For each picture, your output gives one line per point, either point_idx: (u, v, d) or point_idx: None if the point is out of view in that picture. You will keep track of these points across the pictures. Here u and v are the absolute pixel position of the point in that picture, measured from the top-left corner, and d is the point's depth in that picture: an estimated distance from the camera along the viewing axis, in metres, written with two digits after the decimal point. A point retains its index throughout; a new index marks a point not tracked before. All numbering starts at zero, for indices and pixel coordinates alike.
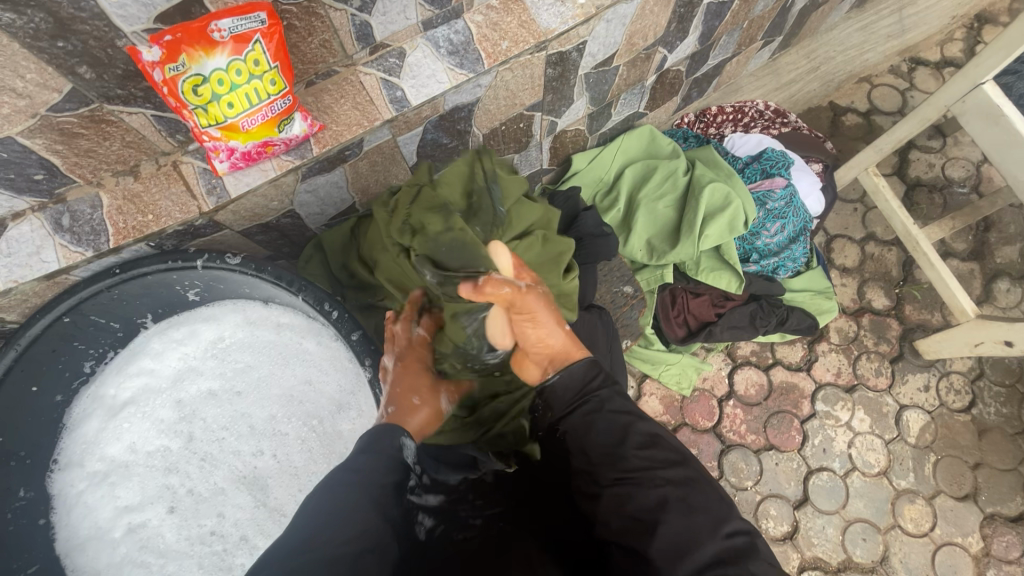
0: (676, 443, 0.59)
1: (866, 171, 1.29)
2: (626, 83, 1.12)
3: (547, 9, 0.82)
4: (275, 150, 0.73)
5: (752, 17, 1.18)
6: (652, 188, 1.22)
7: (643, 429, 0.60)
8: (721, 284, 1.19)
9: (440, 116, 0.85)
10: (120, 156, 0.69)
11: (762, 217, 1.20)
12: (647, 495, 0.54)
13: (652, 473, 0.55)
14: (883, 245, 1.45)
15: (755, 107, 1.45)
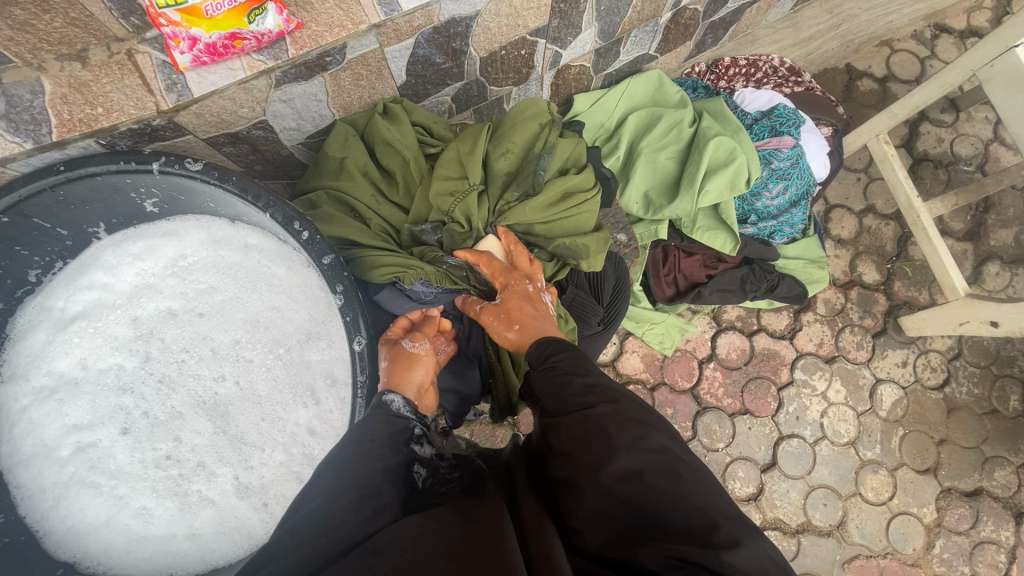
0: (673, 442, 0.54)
1: (876, 138, 1.24)
2: (640, 17, 1.04)
3: None
4: (243, 47, 0.65)
5: None
6: (655, 137, 1.16)
7: (619, 423, 0.54)
8: (716, 244, 1.15)
9: (433, 29, 0.77)
10: (64, 36, 0.61)
11: (765, 177, 1.15)
12: (635, 469, 0.50)
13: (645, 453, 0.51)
14: (881, 218, 1.42)
15: (770, 62, 1.37)
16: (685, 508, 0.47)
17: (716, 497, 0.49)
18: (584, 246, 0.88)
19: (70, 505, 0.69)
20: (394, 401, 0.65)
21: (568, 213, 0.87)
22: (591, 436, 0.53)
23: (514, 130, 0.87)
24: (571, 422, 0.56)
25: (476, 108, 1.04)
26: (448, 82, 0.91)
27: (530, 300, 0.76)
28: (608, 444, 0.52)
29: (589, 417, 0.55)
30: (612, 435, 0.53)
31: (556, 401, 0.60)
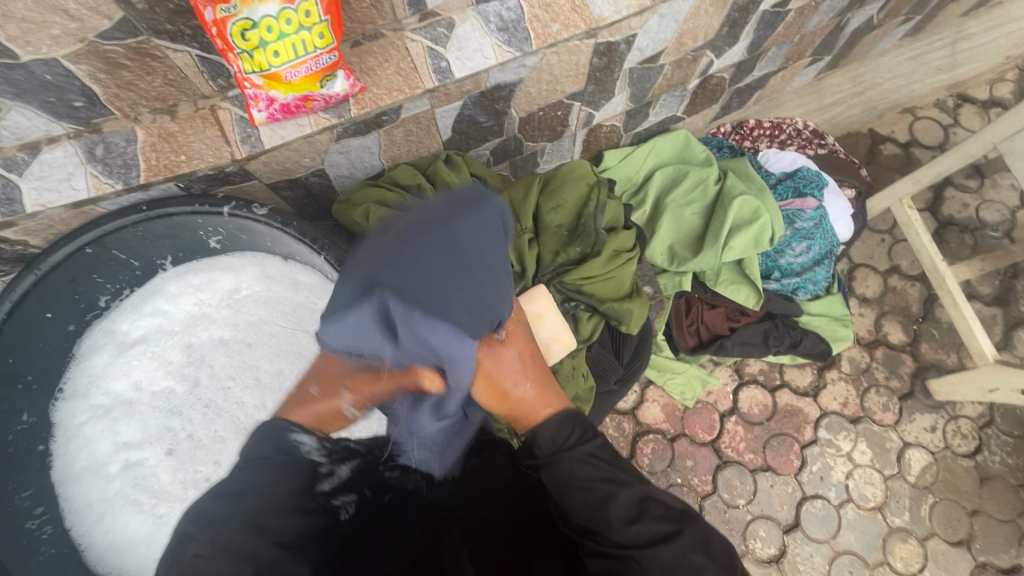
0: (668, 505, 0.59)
1: (900, 202, 1.26)
2: (669, 84, 1.11)
3: None
4: (316, 105, 0.72)
5: (804, 31, 1.17)
6: (681, 193, 1.21)
7: (627, 499, 0.59)
8: (739, 298, 1.18)
9: (480, 93, 0.84)
10: (159, 93, 0.69)
11: (789, 236, 1.19)
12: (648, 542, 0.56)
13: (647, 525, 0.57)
14: (907, 279, 1.42)
15: (793, 125, 1.42)
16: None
17: (718, 549, 0.56)
18: (626, 311, 0.88)
19: (113, 520, 0.74)
20: (304, 444, 0.61)
21: (618, 275, 0.88)
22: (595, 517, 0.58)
23: (567, 188, 0.89)
24: (578, 501, 0.60)
25: (511, 161, 1.10)
26: (488, 138, 0.98)
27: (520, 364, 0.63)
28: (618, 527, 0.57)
29: (595, 495, 0.59)
30: (618, 515, 0.58)
31: (556, 473, 0.61)
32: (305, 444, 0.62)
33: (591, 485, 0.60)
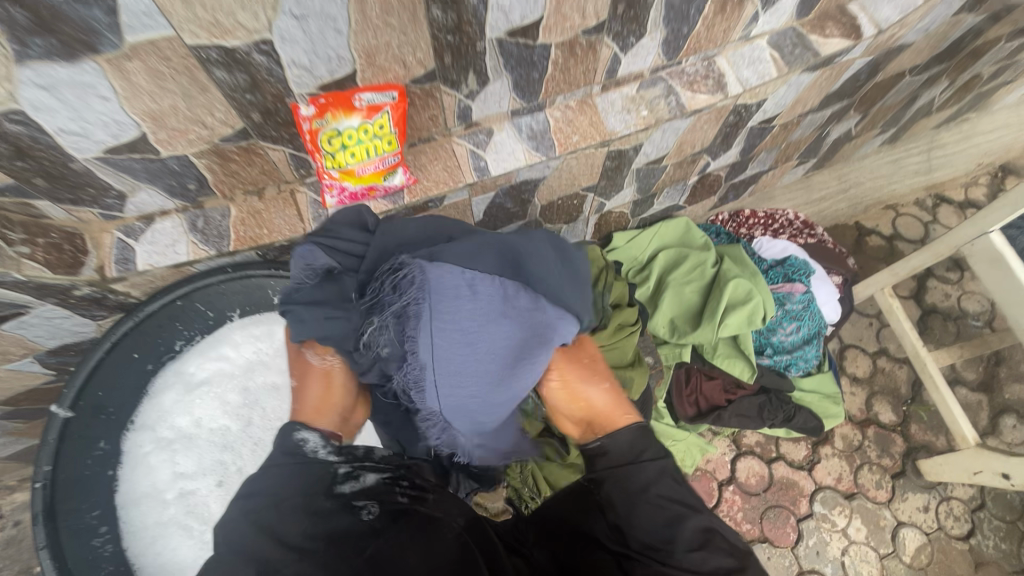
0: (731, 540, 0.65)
1: (881, 291, 1.41)
2: (672, 179, 1.28)
3: (615, 115, 0.99)
4: (380, 190, 0.90)
5: (790, 140, 1.35)
6: (681, 274, 1.35)
7: (694, 527, 0.66)
8: (734, 371, 1.28)
9: (510, 186, 1.01)
10: (254, 180, 0.85)
11: (780, 316, 1.31)
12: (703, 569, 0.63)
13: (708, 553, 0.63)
14: (895, 361, 1.52)
15: (786, 216, 1.57)
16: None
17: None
18: (628, 378, 0.95)
19: (165, 544, 0.84)
20: (308, 441, 0.73)
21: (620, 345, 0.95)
22: (668, 537, 0.65)
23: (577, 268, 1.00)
24: (645, 516, 0.66)
25: None
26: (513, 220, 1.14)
27: (590, 366, 0.78)
28: (682, 551, 0.64)
29: (667, 514, 0.66)
30: (685, 539, 0.64)
31: (634, 484, 0.69)
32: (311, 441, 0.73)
33: (665, 504, 0.67)
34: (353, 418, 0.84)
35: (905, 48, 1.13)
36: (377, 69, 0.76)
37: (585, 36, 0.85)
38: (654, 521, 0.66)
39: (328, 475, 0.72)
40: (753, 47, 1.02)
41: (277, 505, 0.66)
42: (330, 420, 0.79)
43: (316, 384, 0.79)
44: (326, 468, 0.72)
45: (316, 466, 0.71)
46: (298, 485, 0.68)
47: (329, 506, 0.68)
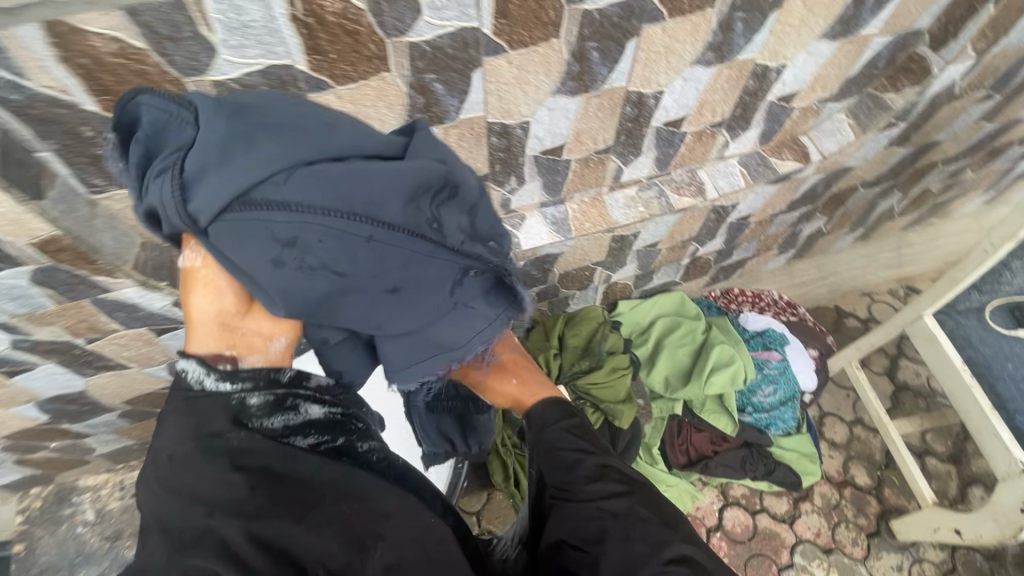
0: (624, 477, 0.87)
1: (850, 364, 1.64)
2: (667, 259, 1.57)
3: (619, 209, 1.30)
4: None
5: (767, 234, 1.65)
6: (675, 338, 1.60)
7: (592, 464, 0.88)
8: (719, 425, 1.49)
9: (536, 257, 1.31)
10: None
11: (759, 379, 1.53)
12: (602, 497, 0.84)
13: (604, 496, 0.84)
14: (869, 430, 1.70)
15: (771, 296, 1.83)
16: (643, 525, 0.80)
17: (661, 507, 0.84)
18: (619, 411, 1.13)
19: None
20: (187, 370, 0.74)
21: (614, 383, 1.14)
22: (569, 477, 0.88)
23: (583, 322, 1.22)
24: (556, 465, 0.90)
25: (550, 301, 1.55)
26: (536, 285, 1.43)
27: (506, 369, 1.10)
28: (582, 484, 0.86)
29: (567, 461, 0.90)
30: (585, 473, 0.87)
31: (541, 445, 0.94)
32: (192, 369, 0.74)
33: (565, 456, 0.90)
34: (245, 326, 0.77)
35: (850, 169, 1.45)
36: None
37: (596, 155, 1.18)
38: (567, 469, 0.89)
39: (228, 409, 0.72)
40: (727, 164, 1.34)
41: (173, 454, 0.69)
42: (207, 335, 0.76)
43: (199, 294, 0.74)
44: (226, 403, 0.72)
45: (204, 404, 0.72)
46: (189, 426, 0.71)
47: (237, 442, 0.69)
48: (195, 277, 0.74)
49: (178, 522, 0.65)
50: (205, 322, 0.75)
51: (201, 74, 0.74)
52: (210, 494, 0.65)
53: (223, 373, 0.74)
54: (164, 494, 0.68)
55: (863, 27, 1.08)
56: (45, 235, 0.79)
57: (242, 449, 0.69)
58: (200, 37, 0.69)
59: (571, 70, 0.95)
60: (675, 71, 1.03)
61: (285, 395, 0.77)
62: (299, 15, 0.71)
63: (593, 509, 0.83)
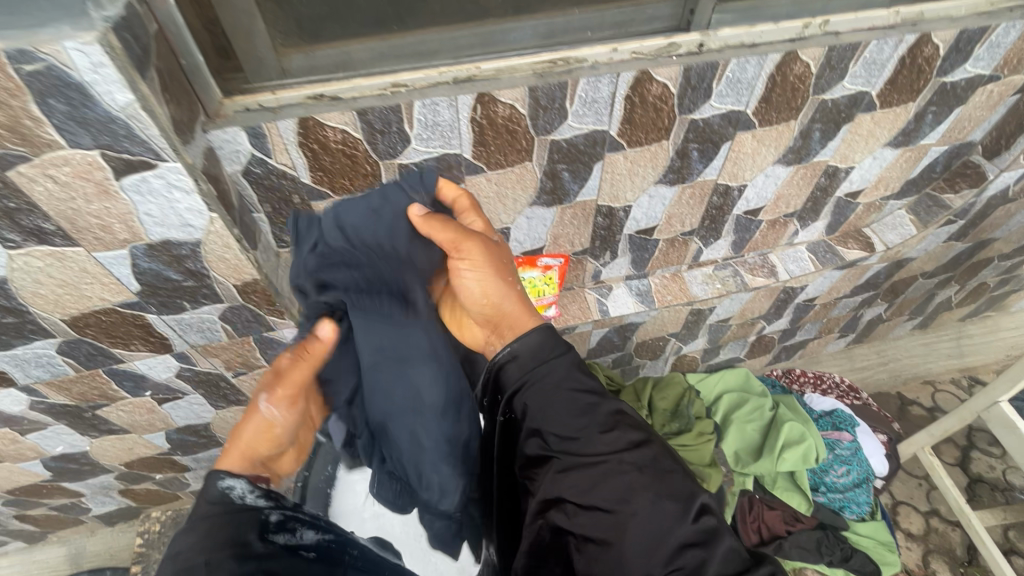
0: (636, 424, 0.85)
1: (923, 450, 1.64)
2: (735, 335, 1.66)
3: (698, 284, 1.42)
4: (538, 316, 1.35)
5: (830, 316, 1.73)
6: (743, 413, 1.65)
7: (605, 414, 0.84)
8: (793, 502, 1.52)
9: (619, 325, 1.43)
10: None
11: (831, 459, 1.57)
12: (617, 455, 0.81)
13: (620, 453, 0.81)
14: (947, 522, 1.67)
15: (832, 378, 1.85)
16: (668, 476, 0.79)
17: (674, 456, 0.83)
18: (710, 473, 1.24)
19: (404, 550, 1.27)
20: (232, 487, 0.70)
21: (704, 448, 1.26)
22: (580, 425, 0.83)
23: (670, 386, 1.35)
24: (565, 414, 0.83)
25: (623, 368, 1.64)
26: (614, 351, 1.53)
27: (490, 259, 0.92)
28: (597, 433, 0.82)
29: (580, 406, 0.84)
30: (599, 425, 0.83)
31: (542, 385, 0.85)
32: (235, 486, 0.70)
33: (576, 399, 0.84)
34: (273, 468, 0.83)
35: (911, 260, 1.56)
36: (555, 246, 1.24)
37: (681, 237, 1.33)
38: (577, 422, 0.83)
39: (256, 521, 0.67)
40: (796, 250, 1.47)
41: (208, 560, 0.60)
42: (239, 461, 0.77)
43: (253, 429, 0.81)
44: (256, 516, 0.68)
45: (241, 515, 0.67)
46: (213, 537, 0.63)
47: (262, 549, 0.64)
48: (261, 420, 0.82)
49: None
50: (247, 458, 0.77)
51: (393, 159, 0.93)
52: None
53: (262, 492, 0.72)
54: None
55: (923, 137, 1.24)
56: (247, 277, 0.92)
57: (266, 555, 0.63)
58: (402, 131, 0.89)
59: (673, 165, 1.12)
60: (759, 169, 1.20)
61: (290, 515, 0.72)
62: (477, 118, 0.90)
63: (614, 463, 0.80)
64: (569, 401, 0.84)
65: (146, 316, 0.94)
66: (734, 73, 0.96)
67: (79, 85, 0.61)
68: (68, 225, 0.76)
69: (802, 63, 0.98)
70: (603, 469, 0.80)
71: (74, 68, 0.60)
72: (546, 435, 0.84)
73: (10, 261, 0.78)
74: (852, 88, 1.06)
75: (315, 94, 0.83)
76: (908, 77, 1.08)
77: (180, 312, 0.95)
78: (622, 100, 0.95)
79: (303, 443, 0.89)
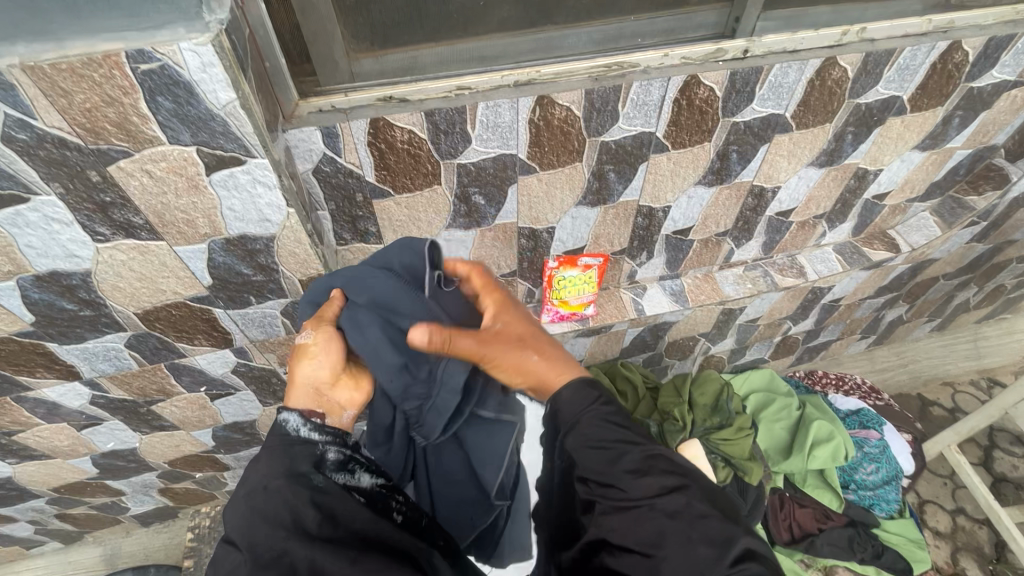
0: (674, 466, 0.75)
1: (949, 448, 1.67)
2: (761, 336, 1.69)
3: (730, 284, 1.46)
4: (577, 315, 1.38)
5: (853, 317, 1.76)
6: (770, 413, 1.68)
7: (637, 457, 0.76)
8: (823, 499, 1.55)
9: (653, 324, 1.46)
10: None
11: (860, 457, 1.60)
12: (651, 501, 0.73)
13: (654, 498, 0.72)
14: (974, 521, 1.69)
15: (854, 380, 1.87)
16: (707, 521, 0.70)
17: (716, 497, 0.74)
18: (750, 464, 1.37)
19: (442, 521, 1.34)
20: (289, 420, 0.74)
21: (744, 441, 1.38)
22: (613, 471, 0.76)
23: (709, 383, 1.46)
24: (595, 460, 0.77)
25: (652, 368, 1.67)
26: (645, 351, 1.57)
27: (517, 339, 0.83)
28: (630, 478, 0.75)
29: (611, 453, 0.77)
30: (631, 469, 0.75)
31: (578, 431, 0.79)
32: (290, 421, 0.75)
33: (607, 446, 0.77)
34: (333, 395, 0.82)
35: (934, 261, 1.60)
36: (595, 246, 1.28)
37: (715, 237, 1.37)
38: (605, 470, 0.76)
39: (311, 456, 0.71)
40: (823, 251, 1.51)
41: (267, 486, 0.65)
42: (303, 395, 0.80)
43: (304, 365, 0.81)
44: (313, 451, 0.72)
45: (297, 449, 0.71)
46: (278, 466, 0.67)
47: (318, 483, 0.67)
48: (301, 355, 0.81)
49: (246, 551, 0.60)
50: (302, 387, 0.80)
51: (453, 159, 0.96)
52: (283, 508, 0.62)
53: (314, 425, 0.75)
54: (242, 524, 0.62)
55: (949, 141, 1.29)
56: (313, 272, 0.95)
57: (321, 489, 0.66)
58: (465, 132, 0.93)
59: (713, 166, 1.16)
60: (793, 170, 1.24)
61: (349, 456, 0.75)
62: (535, 119, 0.94)
63: (646, 509, 0.72)
64: (594, 447, 0.77)
65: (213, 311, 0.97)
66: (776, 77, 1.01)
67: (187, 84, 0.65)
68: (156, 219, 0.79)
69: (840, 68, 1.03)
70: (634, 512, 0.73)
71: (185, 68, 0.63)
72: (585, 482, 0.78)
73: (97, 255, 0.81)
74: (885, 92, 1.11)
75: (385, 95, 0.87)
76: (938, 82, 1.12)
77: (245, 307, 0.99)
78: (670, 104, 1.00)
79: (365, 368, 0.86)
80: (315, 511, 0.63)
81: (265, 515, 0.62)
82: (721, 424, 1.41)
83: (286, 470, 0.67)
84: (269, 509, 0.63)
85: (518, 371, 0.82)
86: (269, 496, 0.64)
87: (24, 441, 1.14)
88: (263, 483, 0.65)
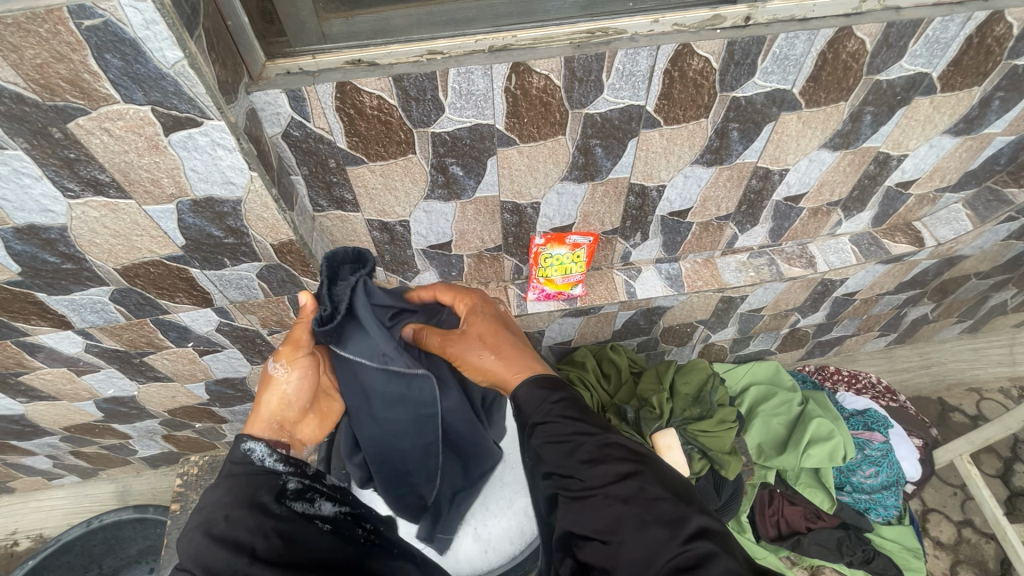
0: (626, 452, 0.76)
1: (961, 458, 1.57)
2: (767, 327, 1.62)
3: (731, 271, 1.39)
4: (565, 294, 1.35)
5: (870, 313, 1.66)
6: (769, 407, 1.61)
7: (592, 446, 0.76)
8: (815, 499, 1.48)
9: (647, 309, 1.42)
10: (486, 275, 1.32)
11: (860, 459, 1.52)
12: (602, 491, 0.72)
13: (607, 485, 0.72)
14: (981, 534, 1.63)
15: (869, 378, 1.77)
16: (657, 502, 0.69)
17: (670, 480, 0.74)
18: (726, 457, 1.33)
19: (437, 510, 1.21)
20: (253, 450, 0.73)
21: (723, 433, 1.35)
22: (569, 463, 0.76)
23: (694, 372, 1.43)
24: (554, 453, 0.77)
25: (647, 353, 1.63)
26: (639, 335, 1.53)
27: (482, 339, 0.94)
28: (584, 469, 0.74)
29: (570, 445, 0.77)
30: (586, 460, 0.75)
31: (538, 430, 0.80)
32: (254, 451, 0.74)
33: (564, 439, 0.78)
34: (294, 431, 0.88)
35: (964, 257, 1.47)
36: (585, 224, 1.23)
37: (716, 221, 1.30)
38: (559, 464, 0.76)
39: (272, 486, 0.71)
40: (838, 241, 1.41)
41: (227, 515, 0.66)
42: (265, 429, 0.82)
43: (270, 395, 0.83)
44: (274, 480, 0.72)
45: (261, 478, 0.71)
46: (235, 496, 0.68)
47: (277, 511, 0.68)
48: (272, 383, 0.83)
49: None
50: (270, 422, 0.83)
51: (426, 127, 0.93)
52: (246, 535, 0.64)
53: (281, 457, 0.75)
54: (197, 554, 0.62)
55: (986, 126, 1.16)
56: (284, 237, 0.96)
57: (282, 518, 0.67)
58: (436, 99, 0.89)
59: (711, 145, 1.09)
60: (802, 152, 1.15)
61: (308, 484, 0.75)
62: (511, 88, 0.90)
63: (601, 497, 0.72)
64: (552, 445, 0.78)
65: (190, 270, 1.00)
66: (781, 48, 0.92)
67: (133, 42, 0.64)
68: (122, 177, 0.80)
69: (855, 39, 0.93)
70: (587, 503, 0.72)
71: (129, 25, 0.63)
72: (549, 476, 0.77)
73: (70, 211, 0.83)
74: (910, 68, 1.00)
75: (353, 59, 0.85)
76: (974, 58, 1.01)
77: (220, 268, 1.01)
78: (660, 74, 0.93)
79: (324, 407, 0.94)
80: (277, 538, 0.65)
81: (225, 545, 0.62)
82: (701, 414, 1.38)
83: (247, 497, 0.68)
84: (229, 538, 0.63)
85: (477, 368, 0.93)
86: (230, 524, 0.65)
87: (30, 383, 1.22)
88: (226, 509, 0.66)
